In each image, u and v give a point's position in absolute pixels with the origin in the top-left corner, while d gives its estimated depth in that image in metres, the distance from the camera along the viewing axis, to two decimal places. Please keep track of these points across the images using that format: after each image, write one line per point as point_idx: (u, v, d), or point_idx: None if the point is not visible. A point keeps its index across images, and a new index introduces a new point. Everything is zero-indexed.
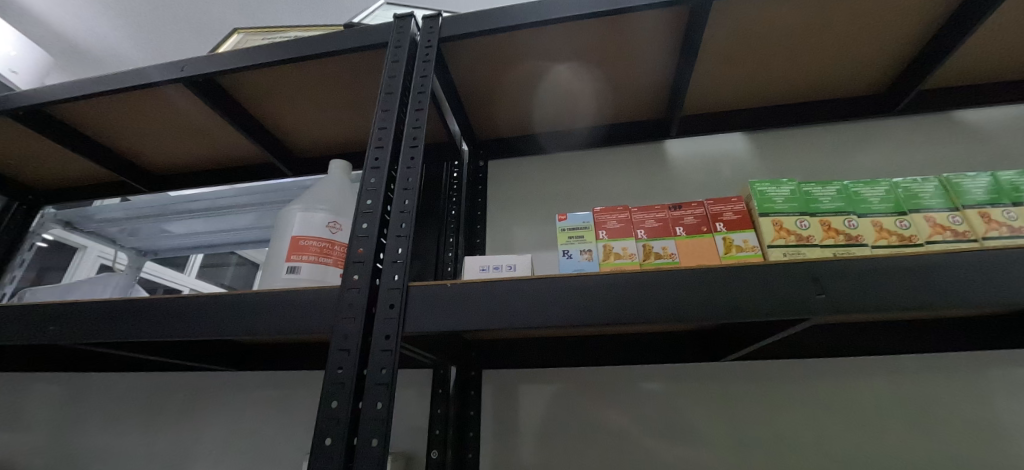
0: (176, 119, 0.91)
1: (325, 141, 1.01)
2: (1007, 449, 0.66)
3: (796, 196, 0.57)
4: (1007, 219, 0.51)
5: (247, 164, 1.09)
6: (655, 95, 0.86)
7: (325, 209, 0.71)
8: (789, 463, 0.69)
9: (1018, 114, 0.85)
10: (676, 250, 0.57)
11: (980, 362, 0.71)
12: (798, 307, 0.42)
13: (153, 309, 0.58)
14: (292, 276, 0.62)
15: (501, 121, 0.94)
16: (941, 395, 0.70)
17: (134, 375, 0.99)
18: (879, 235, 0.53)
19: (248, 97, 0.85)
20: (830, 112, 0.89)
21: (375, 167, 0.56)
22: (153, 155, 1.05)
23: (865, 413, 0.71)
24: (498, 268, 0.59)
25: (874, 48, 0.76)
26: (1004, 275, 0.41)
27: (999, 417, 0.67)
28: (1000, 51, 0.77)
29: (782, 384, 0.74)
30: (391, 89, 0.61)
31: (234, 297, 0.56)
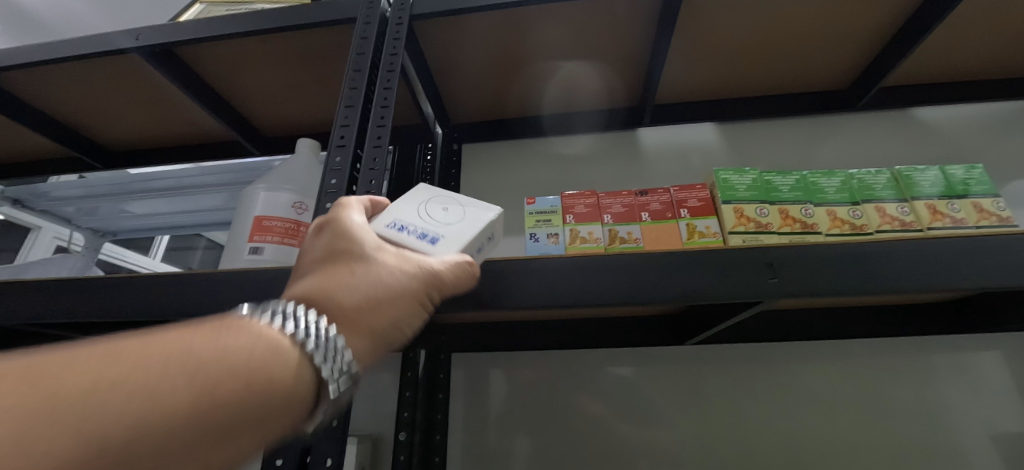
0: (134, 91, 0.86)
1: (294, 119, 0.97)
2: (942, 426, 0.71)
3: (757, 184, 0.58)
4: (951, 211, 0.54)
5: (212, 141, 1.04)
6: (629, 83, 0.87)
7: (290, 189, 0.68)
8: (748, 441, 0.73)
9: (967, 113, 0.89)
10: (641, 235, 0.58)
11: (922, 346, 0.75)
12: (752, 291, 0.44)
13: (102, 290, 0.56)
14: (255, 257, 0.61)
15: (477, 105, 0.93)
16: (887, 375, 0.74)
17: None
18: (833, 224, 0.55)
19: (210, 70, 0.82)
20: (796, 105, 0.91)
21: (340, 145, 0.54)
22: (106, 128, 0.99)
23: (817, 395, 0.74)
24: (482, 247, 0.42)
25: (841, 45, 0.78)
26: (941, 262, 0.44)
27: (937, 396, 0.72)
28: (955, 51, 0.80)
29: (741, 366, 0.77)
30: (360, 66, 0.59)
31: (193, 279, 0.54)
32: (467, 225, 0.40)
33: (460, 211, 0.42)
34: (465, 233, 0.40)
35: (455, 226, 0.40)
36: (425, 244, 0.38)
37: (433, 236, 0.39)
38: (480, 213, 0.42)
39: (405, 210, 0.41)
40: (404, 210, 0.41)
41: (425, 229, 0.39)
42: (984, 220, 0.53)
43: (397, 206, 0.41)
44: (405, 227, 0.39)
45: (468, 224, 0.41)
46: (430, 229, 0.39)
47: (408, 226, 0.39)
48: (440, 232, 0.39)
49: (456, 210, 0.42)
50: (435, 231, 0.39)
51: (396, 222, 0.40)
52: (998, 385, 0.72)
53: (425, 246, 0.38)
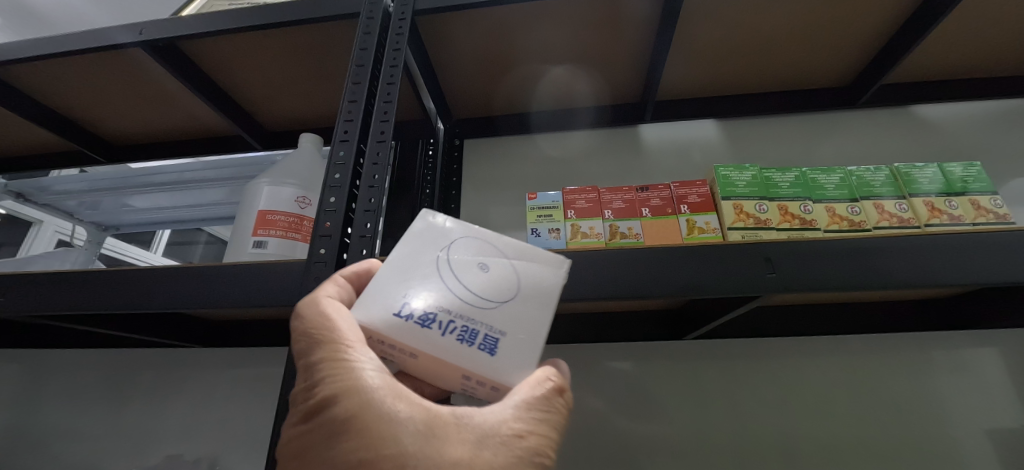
0: (137, 85, 0.87)
1: (296, 115, 0.98)
2: (940, 422, 0.71)
3: (757, 181, 0.59)
4: (949, 208, 0.55)
5: (214, 135, 1.05)
6: (631, 78, 0.87)
7: (293, 184, 0.69)
8: (746, 435, 0.74)
9: (967, 111, 0.89)
10: (642, 230, 0.59)
11: (919, 343, 0.76)
12: (751, 285, 0.44)
13: (108, 282, 0.57)
14: (259, 250, 0.61)
15: (479, 100, 0.93)
16: (884, 370, 0.75)
17: (94, 355, 0.96)
18: (832, 220, 0.56)
19: (213, 64, 0.82)
20: (798, 102, 0.92)
21: (344, 140, 0.55)
22: (109, 122, 0.99)
23: (815, 390, 0.75)
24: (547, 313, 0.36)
25: (842, 42, 0.78)
26: (937, 258, 0.44)
27: (934, 391, 0.73)
28: (955, 49, 0.80)
29: (740, 363, 0.78)
30: (363, 61, 0.59)
31: (198, 271, 0.55)
32: (519, 302, 0.34)
33: (504, 277, 0.35)
34: (521, 314, 0.34)
35: (506, 306, 0.34)
36: (478, 353, 0.32)
37: (483, 336, 0.33)
38: (534, 277, 0.36)
39: (438, 294, 0.34)
40: (435, 288, 0.34)
41: (471, 326, 0.33)
42: (981, 217, 0.54)
43: (424, 283, 0.34)
44: (446, 321, 0.33)
45: (521, 300, 0.34)
46: (476, 324, 0.33)
47: (449, 321, 0.33)
48: (491, 325, 0.33)
49: (500, 279, 0.35)
50: (482, 322, 0.33)
51: (428, 314, 0.33)
52: (994, 381, 0.73)
53: (478, 353, 0.32)
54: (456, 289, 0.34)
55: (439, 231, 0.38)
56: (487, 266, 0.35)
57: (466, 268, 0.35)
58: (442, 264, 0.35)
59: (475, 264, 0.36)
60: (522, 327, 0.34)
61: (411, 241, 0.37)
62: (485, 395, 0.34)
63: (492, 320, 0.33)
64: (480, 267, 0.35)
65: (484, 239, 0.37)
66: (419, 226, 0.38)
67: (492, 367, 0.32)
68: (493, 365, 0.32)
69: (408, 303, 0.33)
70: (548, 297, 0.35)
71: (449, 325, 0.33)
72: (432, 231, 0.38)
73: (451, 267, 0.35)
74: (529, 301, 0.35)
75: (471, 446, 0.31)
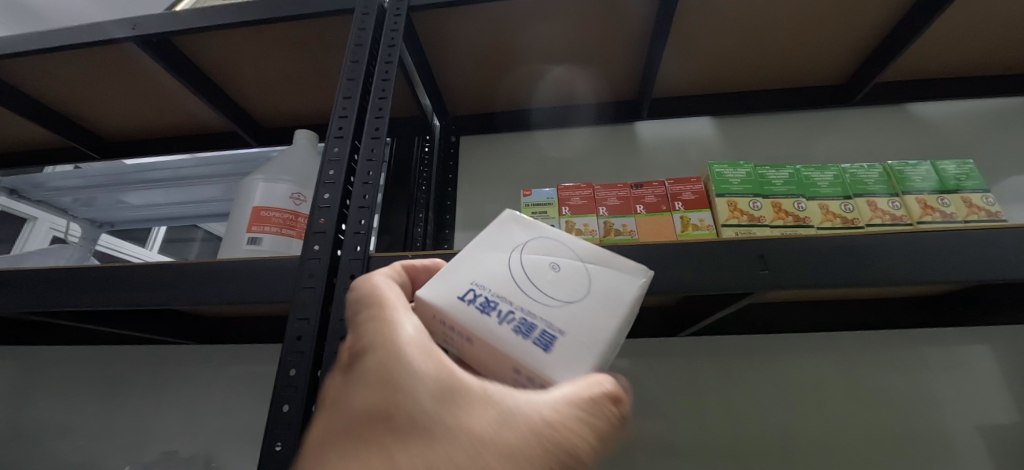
0: (132, 81, 0.86)
1: (291, 111, 0.97)
2: (933, 419, 0.72)
3: (751, 178, 0.59)
4: (941, 206, 0.55)
5: (209, 131, 1.04)
6: (627, 75, 0.87)
7: (287, 180, 0.68)
8: (740, 431, 0.74)
9: (962, 109, 0.90)
10: (636, 227, 0.59)
11: (912, 339, 0.77)
12: (744, 282, 0.45)
13: (101, 279, 0.56)
14: (253, 247, 0.61)
15: (475, 96, 0.93)
16: (876, 366, 0.76)
17: (90, 352, 0.96)
18: (825, 217, 0.56)
19: (208, 60, 0.81)
20: (793, 100, 0.92)
21: (339, 136, 0.55)
22: (103, 118, 0.99)
23: (809, 386, 0.76)
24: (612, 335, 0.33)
25: (837, 40, 0.79)
26: (930, 255, 0.45)
27: (926, 387, 0.74)
28: (950, 47, 0.81)
29: (735, 360, 0.78)
30: (357, 57, 0.59)
31: (193, 267, 0.55)
32: (587, 306, 0.33)
33: (577, 276, 0.34)
34: (586, 319, 0.32)
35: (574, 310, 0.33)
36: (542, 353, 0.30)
37: (541, 331, 0.31)
38: (609, 281, 0.34)
39: (505, 283, 0.34)
40: (503, 281, 0.34)
41: (529, 319, 0.32)
42: (974, 214, 0.54)
43: (493, 275, 0.35)
44: (511, 314, 0.32)
45: (587, 304, 0.33)
46: (539, 322, 0.32)
47: (514, 313, 0.32)
48: (557, 326, 0.32)
49: (569, 282, 0.34)
50: (547, 323, 0.32)
51: (494, 303, 0.33)
52: (986, 377, 0.73)
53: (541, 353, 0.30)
54: (524, 286, 0.34)
55: (513, 231, 0.38)
56: (557, 266, 0.35)
57: (537, 267, 0.35)
58: (512, 260, 0.35)
59: (546, 264, 0.35)
60: (584, 331, 0.32)
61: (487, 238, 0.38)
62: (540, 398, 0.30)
63: (558, 322, 0.32)
64: (548, 268, 0.35)
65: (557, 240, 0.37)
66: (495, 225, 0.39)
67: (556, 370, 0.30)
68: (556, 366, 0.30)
69: (475, 291, 0.34)
70: (617, 304, 0.33)
71: (513, 318, 0.32)
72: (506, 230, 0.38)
73: (521, 263, 0.35)
74: (594, 306, 0.33)
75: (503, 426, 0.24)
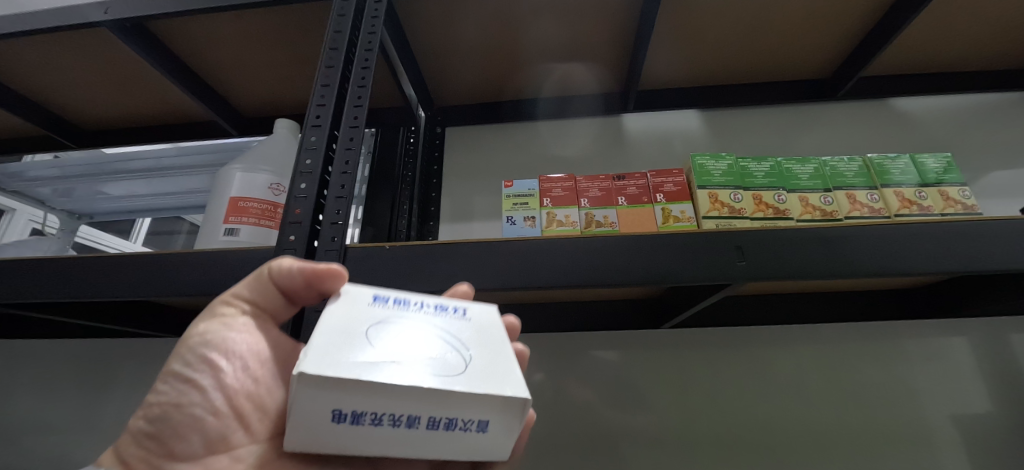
0: (107, 68, 0.84)
1: (273, 100, 0.95)
2: (910, 409, 0.73)
3: (733, 170, 0.59)
4: (919, 199, 0.56)
5: (189, 120, 1.02)
6: (615, 65, 0.86)
7: (266, 170, 0.67)
8: (721, 422, 0.75)
9: (943, 104, 0.91)
10: (617, 219, 0.59)
11: (890, 331, 0.78)
12: (721, 273, 0.45)
13: (72, 270, 0.55)
14: (230, 238, 0.60)
15: (462, 86, 0.92)
16: (855, 357, 0.77)
17: (68, 346, 0.93)
18: (804, 210, 0.56)
19: (185, 46, 0.79)
20: (779, 93, 0.92)
21: (317, 124, 0.53)
22: (79, 106, 0.96)
23: (789, 376, 0.77)
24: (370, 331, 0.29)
25: (822, 33, 0.79)
26: (905, 247, 0.45)
27: (903, 378, 0.75)
28: (932, 42, 0.81)
29: (719, 353, 0.79)
30: (336, 45, 0.58)
31: (167, 259, 0.54)
32: (347, 349, 0.27)
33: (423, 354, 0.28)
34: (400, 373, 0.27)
35: (356, 333, 0.28)
36: (362, 295, 0.32)
37: (428, 420, 0.26)
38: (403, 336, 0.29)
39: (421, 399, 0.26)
40: (455, 330, 0.31)
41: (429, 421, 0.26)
42: (950, 207, 0.55)
43: (468, 330, 0.31)
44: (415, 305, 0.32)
45: (346, 350, 0.26)
46: (386, 312, 0.31)
47: (425, 305, 0.33)
48: (376, 322, 0.30)
49: (392, 358, 0.27)
50: (382, 317, 0.31)
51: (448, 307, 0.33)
52: (962, 368, 0.75)
53: (360, 296, 0.32)
54: (442, 333, 0.30)
55: (497, 382, 0.27)
56: (423, 361, 0.27)
57: (444, 349, 0.29)
58: (465, 352, 0.29)
59: (444, 361, 0.28)
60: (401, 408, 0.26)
61: (503, 364, 0.29)
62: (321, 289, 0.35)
63: (376, 325, 0.30)
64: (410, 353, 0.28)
65: (454, 388, 0.26)
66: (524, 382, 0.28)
67: (345, 297, 0.32)
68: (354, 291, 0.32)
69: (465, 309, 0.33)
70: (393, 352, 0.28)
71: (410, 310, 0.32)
72: (505, 383, 0.27)
73: (448, 349, 0.29)
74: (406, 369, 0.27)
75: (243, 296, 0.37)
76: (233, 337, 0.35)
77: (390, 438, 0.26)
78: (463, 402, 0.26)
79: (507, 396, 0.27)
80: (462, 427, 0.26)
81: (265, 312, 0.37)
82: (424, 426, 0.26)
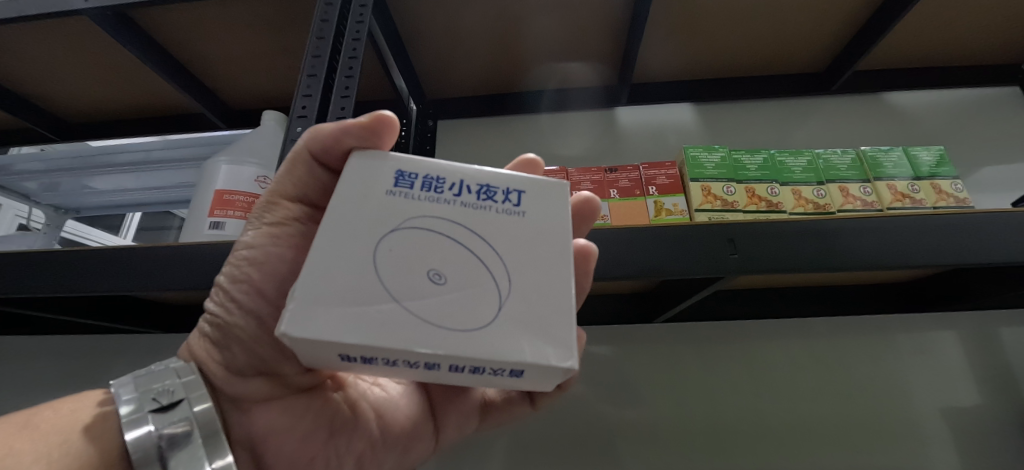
0: (90, 58, 0.82)
1: (262, 91, 0.93)
2: (901, 402, 0.73)
3: (726, 163, 0.58)
4: (912, 192, 0.56)
5: (177, 112, 1.00)
6: (609, 57, 0.85)
7: (254, 162, 0.65)
8: (715, 417, 0.74)
9: (936, 98, 0.91)
10: (609, 212, 0.58)
11: (881, 325, 0.78)
12: (713, 266, 0.44)
13: (54, 265, 0.53)
14: (216, 232, 0.59)
15: (454, 79, 0.90)
16: (847, 351, 0.77)
17: (50, 342, 0.92)
18: (798, 203, 0.56)
19: (169, 35, 0.77)
20: (773, 87, 0.91)
21: (302, 116, 0.52)
22: (61, 96, 0.93)
23: (782, 370, 0.77)
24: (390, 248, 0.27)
25: (816, 25, 0.78)
26: (897, 240, 0.45)
27: (894, 372, 0.75)
28: (924, 36, 0.81)
29: (712, 348, 0.79)
30: (323, 34, 0.56)
31: (150, 252, 0.53)
32: (353, 290, 0.25)
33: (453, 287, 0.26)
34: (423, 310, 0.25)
35: (372, 265, 0.26)
36: (388, 177, 0.30)
37: (450, 367, 0.25)
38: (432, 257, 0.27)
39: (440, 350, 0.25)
40: (497, 237, 0.28)
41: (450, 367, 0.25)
42: (943, 201, 0.55)
43: (513, 237, 0.29)
44: (455, 189, 0.30)
45: (354, 290, 0.25)
46: (415, 203, 0.29)
47: (468, 188, 0.30)
48: (398, 224, 0.28)
49: (407, 296, 0.25)
50: (408, 216, 0.28)
51: (498, 195, 0.30)
52: (952, 362, 0.75)
53: (387, 176, 0.30)
54: (479, 240, 0.28)
55: (532, 334, 0.26)
56: (446, 294, 0.26)
57: (475, 275, 0.27)
58: (503, 280, 0.27)
59: (470, 297, 0.26)
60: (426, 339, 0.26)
61: (548, 294, 0.27)
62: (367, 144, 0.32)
63: (397, 230, 0.27)
64: (432, 282, 0.26)
65: (475, 346, 0.25)
66: (570, 327, 0.26)
67: (365, 182, 0.29)
68: (377, 172, 0.30)
69: (520, 194, 0.30)
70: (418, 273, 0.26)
71: (448, 196, 0.29)
72: (539, 336, 0.26)
73: (477, 281, 0.27)
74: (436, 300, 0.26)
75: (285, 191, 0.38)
76: (271, 248, 0.37)
77: (412, 372, 0.26)
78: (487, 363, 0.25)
79: (540, 350, 0.25)
80: (492, 372, 0.26)
81: (304, 201, 0.38)
82: (448, 369, 0.25)
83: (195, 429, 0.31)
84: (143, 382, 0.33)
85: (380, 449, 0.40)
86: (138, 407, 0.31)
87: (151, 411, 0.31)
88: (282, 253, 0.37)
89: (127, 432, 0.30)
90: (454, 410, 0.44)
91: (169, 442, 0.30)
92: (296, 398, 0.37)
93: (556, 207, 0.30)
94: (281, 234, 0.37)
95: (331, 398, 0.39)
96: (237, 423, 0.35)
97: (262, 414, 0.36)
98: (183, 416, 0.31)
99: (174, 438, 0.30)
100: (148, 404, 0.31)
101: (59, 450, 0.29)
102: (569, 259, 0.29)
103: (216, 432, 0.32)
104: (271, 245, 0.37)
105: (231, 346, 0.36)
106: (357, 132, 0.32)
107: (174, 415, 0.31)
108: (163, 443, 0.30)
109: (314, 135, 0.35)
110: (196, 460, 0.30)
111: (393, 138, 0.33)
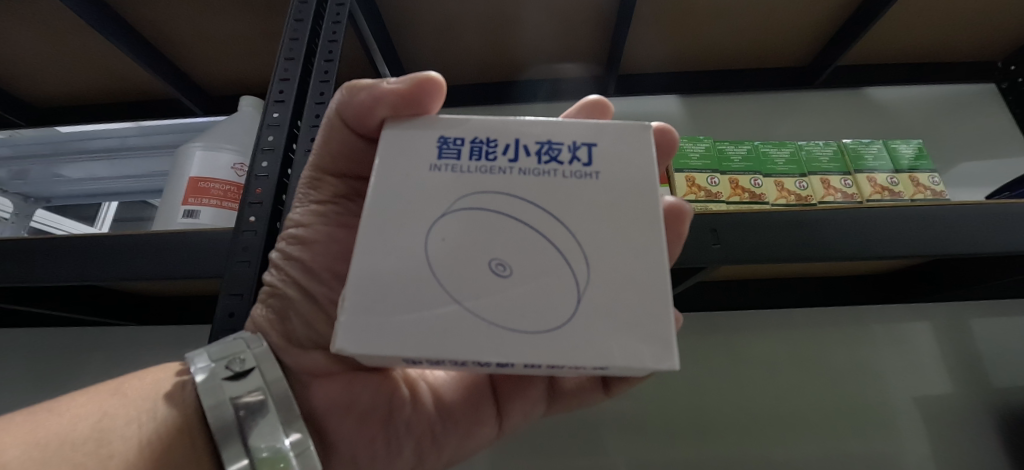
0: (57, 40, 0.78)
1: (243, 76, 0.90)
2: (875, 391, 0.75)
3: (709, 154, 0.59)
4: (890, 185, 0.56)
5: (152, 97, 0.96)
6: (595, 48, 0.84)
7: (231, 149, 0.64)
8: (696, 407, 0.75)
9: (915, 94, 0.92)
10: None
11: (860, 317, 0.80)
12: (696, 256, 0.45)
13: (18, 254, 0.51)
14: (190, 221, 0.57)
15: (440, 67, 0.89)
16: (826, 342, 0.79)
17: (15, 336, 0.87)
18: (780, 194, 0.57)
19: (145, 15, 0.74)
20: (757, 81, 0.92)
21: (280, 100, 0.50)
22: (29, 80, 0.89)
23: (765, 361, 0.78)
24: (447, 235, 0.25)
25: (801, 20, 0.79)
26: (876, 230, 0.45)
27: (870, 362, 0.77)
28: (904, 33, 0.83)
29: (694, 339, 0.80)
30: (302, 16, 0.55)
31: (119, 240, 0.51)
32: (411, 293, 0.24)
33: (521, 281, 0.24)
34: (493, 307, 0.24)
35: (426, 258, 0.25)
36: (432, 146, 0.28)
37: (528, 367, 0.24)
38: (496, 244, 0.25)
39: (516, 351, 0.23)
40: (568, 211, 0.26)
41: (527, 367, 0.24)
42: (920, 193, 0.56)
43: (585, 212, 0.26)
44: (510, 152, 0.28)
45: (411, 293, 0.24)
46: (468, 177, 0.27)
47: (526, 148, 0.28)
48: (450, 206, 0.26)
49: (470, 294, 0.24)
50: (460, 194, 0.26)
51: (562, 154, 0.28)
52: (924, 352, 0.77)
53: (431, 148, 0.28)
54: (549, 219, 0.26)
55: (620, 331, 0.24)
56: (513, 287, 0.24)
57: (544, 258, 0.25)
58: (579, 265, 0.25)
59: (542, 289, 0.24)
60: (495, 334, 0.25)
61: (629, 275, 0.25)
62: (408, 110, 0.30)
63: (450, 214, 0.26)
64: (496, 273, 0.25)
65: (554, 347, 0.23)
66: (664, 312, 0.24)
67: (409, 158, 0.28)
68: (421, 143, 0.28)
69: (590, 148, 0.28)
70: (482, 263, 0.25)
71: (503, 163, 0.27)
72: (623, 329, 0.24)
73: (545, 270, 0.25)
74: (505, 294, 0.24)
75: (322, 169, 0.40)
76: (321, 227, 0.40)
77: (485, 369, 0.25)
78: (571, 365, 0.23)
79: (626, 345, 0.24)
80: (575, 368, 0.24)
81: (344, 175, 0.41)
82: (526, 367, 0.24)
83: (269, 398, 0.32)
84: (216, 351, 0.34)
85: (437, 432, 0.39)
86: (212, 374, 0.32)
87: (226, 379, 0.32)
88: (332, 232, 0.40)
89: (206, 398, 0.31)
90: (523, 398, 0.42)
91: (245, 410, 0.31)
92: (354, 373, 0.38)
93: (632, 154, 0.28)
94: (330, 213, 0.40)
95: (390, 375, 0.39)
96: (298, 395, 0.36)
97: (320, 388, 0.36)
98: (257, 385, 0.32)
99: (250, 406, 0.31)
100: (223, 372, 0.32)
101: (146, 415, 0.31)
102: (660, 224, 0.26)
103: (289, 402, 0.33)
104: (321, 223, 0.40)
105: (289, 318, 0.38)
106: (392, 103, 0.30)
107: (247, 383, 0.32)
108: (240, 411, 0.31)
109: (351, 107, 0.34)
110: (273, 428, 0.31)
111: (434, 102, 0.31)
